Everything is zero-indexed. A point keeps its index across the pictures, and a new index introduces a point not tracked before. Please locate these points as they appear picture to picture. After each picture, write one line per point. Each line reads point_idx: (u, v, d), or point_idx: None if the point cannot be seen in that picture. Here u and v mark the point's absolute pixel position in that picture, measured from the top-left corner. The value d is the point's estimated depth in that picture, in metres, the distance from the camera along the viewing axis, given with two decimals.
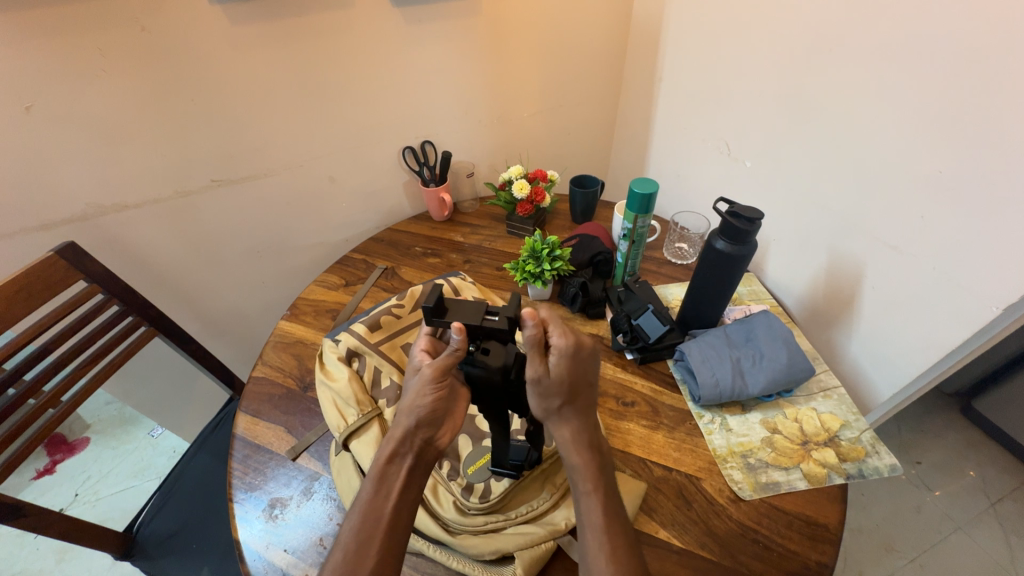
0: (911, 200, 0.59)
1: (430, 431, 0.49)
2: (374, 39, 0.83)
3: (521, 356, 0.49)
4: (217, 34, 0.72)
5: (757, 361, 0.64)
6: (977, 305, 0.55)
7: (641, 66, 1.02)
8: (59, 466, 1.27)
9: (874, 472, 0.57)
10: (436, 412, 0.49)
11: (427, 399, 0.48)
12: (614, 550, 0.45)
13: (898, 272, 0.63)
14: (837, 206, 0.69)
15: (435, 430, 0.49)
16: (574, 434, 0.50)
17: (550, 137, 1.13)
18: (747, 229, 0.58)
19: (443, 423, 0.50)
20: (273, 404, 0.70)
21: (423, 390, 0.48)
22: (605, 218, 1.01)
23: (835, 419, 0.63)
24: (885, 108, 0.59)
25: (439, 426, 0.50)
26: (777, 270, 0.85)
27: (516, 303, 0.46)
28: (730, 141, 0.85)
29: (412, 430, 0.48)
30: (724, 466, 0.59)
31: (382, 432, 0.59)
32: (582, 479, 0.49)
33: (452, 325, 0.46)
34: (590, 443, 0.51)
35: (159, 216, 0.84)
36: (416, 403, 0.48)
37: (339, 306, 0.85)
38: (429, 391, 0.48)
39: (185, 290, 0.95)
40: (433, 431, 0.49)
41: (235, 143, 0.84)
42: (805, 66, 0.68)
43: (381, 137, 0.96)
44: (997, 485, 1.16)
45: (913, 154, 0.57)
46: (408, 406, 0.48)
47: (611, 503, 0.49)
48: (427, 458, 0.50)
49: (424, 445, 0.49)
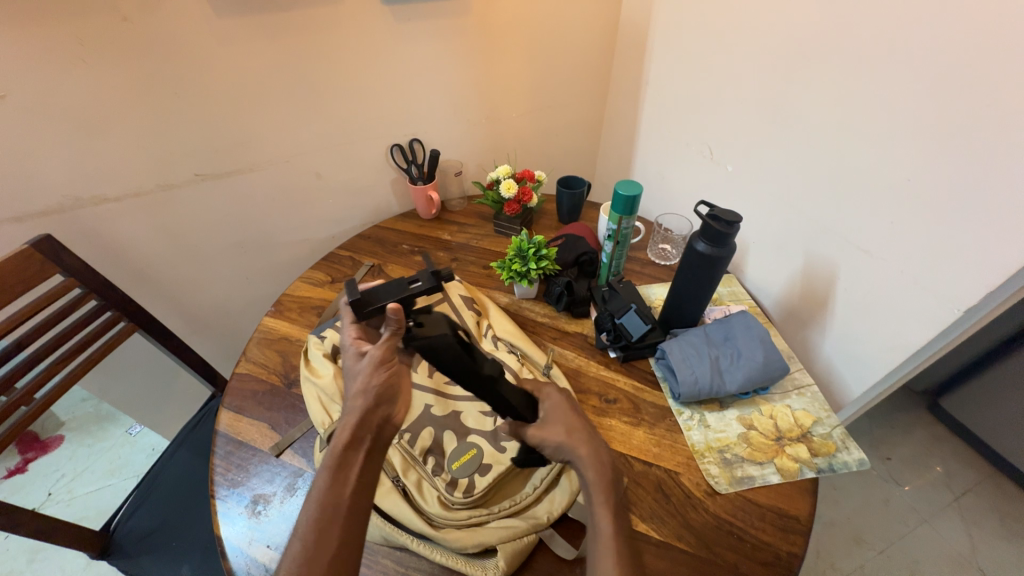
0: (881, 206, 0.62)
1: (387, 408, 0.50)
2: (363, 36, 0.83)
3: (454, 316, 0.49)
4: (202, 26, 0.72)
5: (735, 360, 0.66)
6: (939, 308, 0.58)
7: (627, 69, 1.03)
8: (32, 465, 1.24)
9: (844, 467, 0.60)
10: (387, 390, 0.50)
11: (376, 379, 0.50)
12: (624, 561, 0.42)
13: (869, 275, 0.66)
14: (814, 211, 0.71)
15: (391, 407, 0.50)
16: (592, 451, 0.48)
17: (538, 137, 1.14)
18: (726, 232, 0.60)
19: (397, 401, 0.50)
20: (256, 400, 0.70)
21: (365, 373, 0.50)
22: (590, 219, 1.03)
23: (808, 415, 0.66)
24: (858, 118, 0.62)
25: (394, 404, 0.50)
26: (755, 272, 0.87)
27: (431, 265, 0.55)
28: (712, 146, 0.87)
29: (367, 409, 0.48)
30: (701, 461, 0.61)
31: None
32: (597, 492, 0.46)
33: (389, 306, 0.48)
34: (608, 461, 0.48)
35: (140, 210, 0.83)
36: (366, 383, 0.50)
37: (325, 303, 0.85)
38: (381, 369, 0.50)
39: (166, 285, 0.94)
40: (389, 409, 0.50)
41: (220, 137, 0.83)
42: (783, 75, 0.70)
43: (369, 134, 0.96)
44: (960, 480, 1.22)
45: (883, 163, 0.60)
46: (360, 386, 0.49)
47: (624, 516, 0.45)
48: (386, 438, 0.49)
49: (382, 423, 0.49)
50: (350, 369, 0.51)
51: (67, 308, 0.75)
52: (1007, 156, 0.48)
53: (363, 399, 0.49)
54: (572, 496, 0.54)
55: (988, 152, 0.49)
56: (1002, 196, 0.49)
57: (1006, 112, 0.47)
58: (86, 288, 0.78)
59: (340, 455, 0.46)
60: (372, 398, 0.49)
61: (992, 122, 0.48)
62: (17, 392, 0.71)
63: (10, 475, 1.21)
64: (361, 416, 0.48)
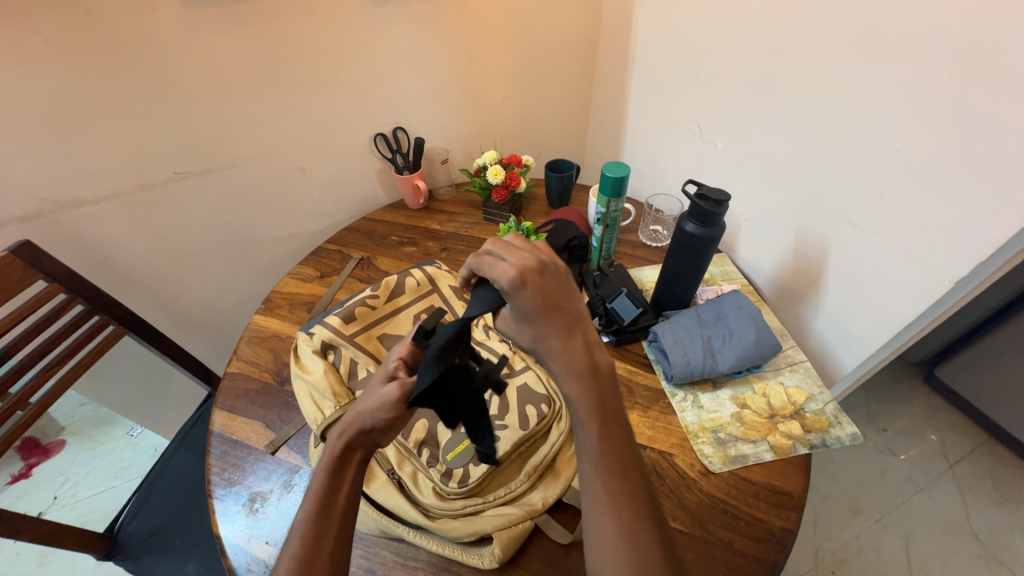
0: (872, 179, 0.61)
1: (385, 434, 0.47)
2: (338, 21, 0.80)
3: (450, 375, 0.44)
4: (170, 17, 0.69)
5: (727, 340, 0.66)
6: (932, 279, 0.57)
7: (613, 47, 1.01)
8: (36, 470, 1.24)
9: (836, 442, 0.60)
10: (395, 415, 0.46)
11: (384, 410, 0.46)
12: (615, 477, 0.42)
13: (859, 249, 0.65)
14: (805, 187, 0.70)
15: (390, 433, 0.48)
16: (566, 361, 0.44)
17: (525, 121, 1.12)
18: (714, 211, 0.59)
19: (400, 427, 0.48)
20: (250, 399, 0.70)
21: (378, 397, 0.47)
22: (581, 202, 1.02)
23: (800, 392, 0.66)
24: (847, 89, 0.60)
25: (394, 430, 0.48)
26: (747, 251, 0.86)
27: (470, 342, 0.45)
28: (700, 122, 0.85)
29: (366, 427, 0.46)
30: (695, 442, 0.61)
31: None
32: (578, 410, 0.44)
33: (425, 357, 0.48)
34: (586, 369, 0.44)
35: (122, 211, 0.82)
36: (373, 406, 0.46)
37: (314, 298, 0.84)
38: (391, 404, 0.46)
39: (155, 286, 0.93)
40: (388, 434, 0.47)
41: (198, 134, 0.81)
42: (771, 48, 0.68)
43: (351, 124, 0.94)
44: (955, 448, 1.24)
45: (873, 134, 0.59)
46: (369, 408, 0.46)
47: (611, 428, 0.44)
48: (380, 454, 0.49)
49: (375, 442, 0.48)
50: (373, 386, 0.49)
51: (54, 314, 0.74)
52: (1000, 123, 0.47)
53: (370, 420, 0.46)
54: (566, 482, 0.55)
55: (979, 119, 0.48)
56: (994, 165, 0.48)
57: (995, 77, 0.46)
58: (72, 294, 0.77)
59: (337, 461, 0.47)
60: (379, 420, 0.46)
61: (985, 87, 0.47)
62: (12, 397, 0.71)
63: (15, 481, 1.21)
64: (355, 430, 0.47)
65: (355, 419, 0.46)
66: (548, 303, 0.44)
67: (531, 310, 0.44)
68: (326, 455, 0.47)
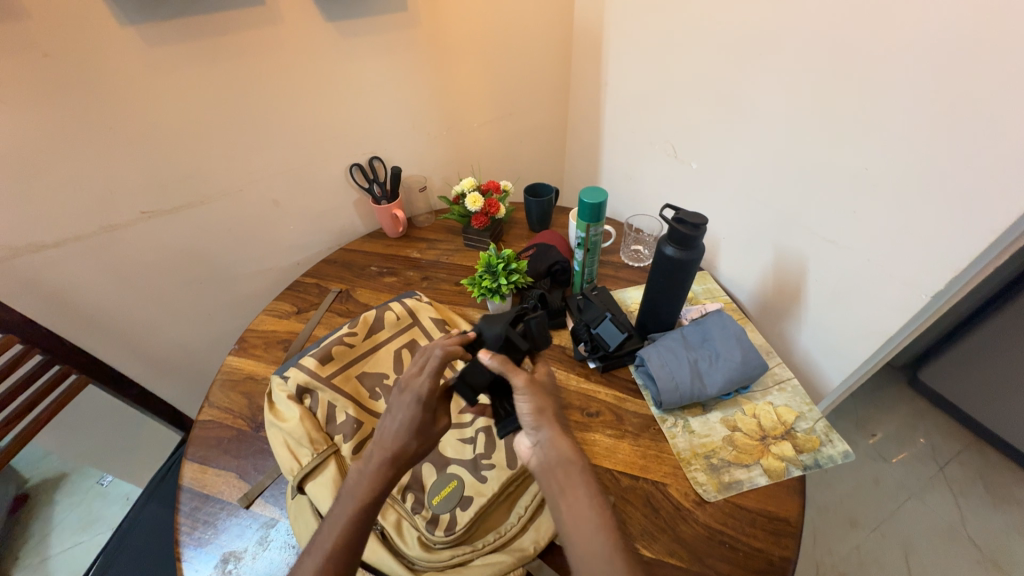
0: (845, 196, 0.62)
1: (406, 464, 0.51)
2: (309, 55, 0.80)
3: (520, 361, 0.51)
4: (132, 56, 0.67)
5: (714, 361, 0.65)
6: (910, 293, 0.58)
7: (585, 70, 1.02)
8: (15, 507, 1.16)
9: (829, 461, 0.59)
10: (427, 433, 0.51)
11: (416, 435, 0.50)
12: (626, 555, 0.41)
13: (836, 264, 0.66)
14: (777, 204, 0.72)
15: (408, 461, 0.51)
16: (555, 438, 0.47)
17: (502, 146, 1.12)
18: (692, 235, 0.59)
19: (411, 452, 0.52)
20: (222, 449, 0.66)
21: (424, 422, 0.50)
22: (561, 224, 1.02)
23: (790, 411, 0.65)
24: (817, 109, 0.62)
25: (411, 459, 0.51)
26: (727, 267, 0.87)
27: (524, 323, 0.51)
28: (675, 142, 0.86)
29: (404, 447, 0.49)
30: (689, 469, 0.60)
31: (339, 470, 0.56)
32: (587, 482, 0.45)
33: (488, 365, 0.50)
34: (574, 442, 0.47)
35: (85, 254, 0.78)
36: (414, 421, 0.50)
37: (291, 335, 0.82)
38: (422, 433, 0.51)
39: (123, 329, 0.89)
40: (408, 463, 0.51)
41: (165, 171, 0.79)
42: (740, 70, 0.70)
43: (326, 155, 0.93)
44: (943, 451, 1.25)
45: (842, 152, 0.60)
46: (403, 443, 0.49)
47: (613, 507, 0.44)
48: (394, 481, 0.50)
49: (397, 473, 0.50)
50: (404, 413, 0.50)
51: (11, 366, 0.72)
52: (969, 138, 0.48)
53: (410, 437, 0.49)
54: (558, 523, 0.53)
55: (939, 137, 0.50)
56: (965, 178, 0.49)
57: (949, 99, 0.48)
58: (28, 344, 0.75)
59: (368, 498, 0.46)
60: (417, 439, 0.50)
61: (944, 105, 0.49)
62: None
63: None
64: (392, 461, 0.48)
65: (394, 438, 0.49)
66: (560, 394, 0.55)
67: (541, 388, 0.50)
68: (353, 491, 0.47)
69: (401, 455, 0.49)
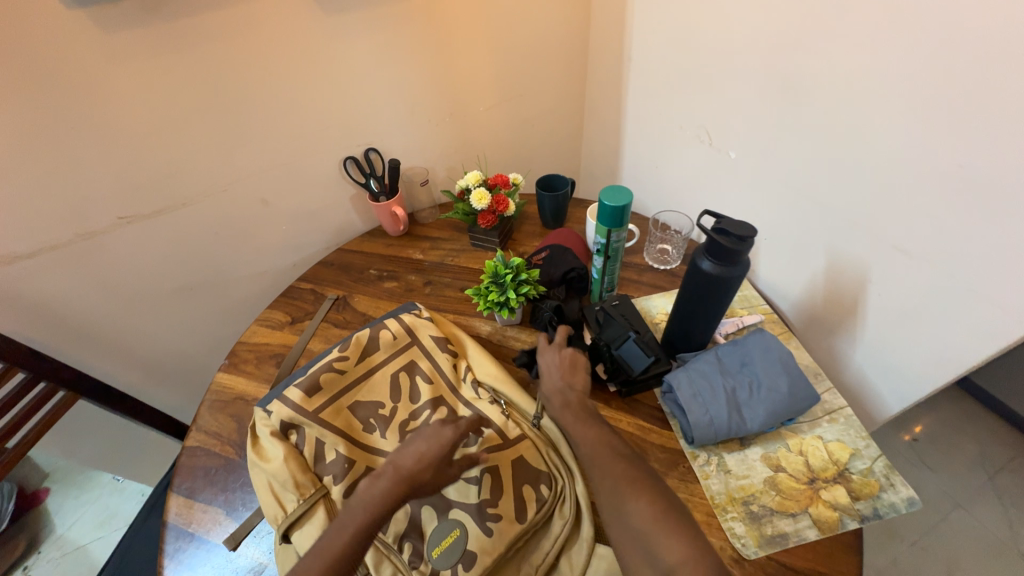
0: (926, 198, 0.51)
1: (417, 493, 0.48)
2: (289, 37, 0.71)
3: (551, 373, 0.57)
4: (88, 43, 0.59)
5: (755, 391, 0.57)
6: (1005, 318, 0.48)
7: (606, 43, 0.90)
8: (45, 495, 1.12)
9: (891, 511, 0.51)
10: (441, 470, 0.50)
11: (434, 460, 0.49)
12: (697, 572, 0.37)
13: (908, 277, 0.55)
14: (836, 204, 0.61)
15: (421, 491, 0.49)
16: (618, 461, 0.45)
17: (513, 131, 1.02)
18: (736, 249, 0.49)
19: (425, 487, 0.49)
20: (209, 479, 0.61)
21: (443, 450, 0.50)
22: (577, 220, 0.92)
23: (843, 448, 0.56)
24: (894, 88, 0.50)
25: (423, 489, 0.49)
26: (769, 272, 0.76)
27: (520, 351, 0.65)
28: (709, 127, 0.75)
29: (420, 472, 0.48)
30: (724, 518, 0.52)
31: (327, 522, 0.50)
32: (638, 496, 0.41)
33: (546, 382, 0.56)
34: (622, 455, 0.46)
35: (62, 264, 0.73)
36: (438, 449, 0.50)
37: (285, 349, 0.75)
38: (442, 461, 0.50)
39: (113, 338, 0.84)
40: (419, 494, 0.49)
41: (140, 171, 0.72)
42: (795, 42, 0.58)
43: (318, 147, 0.84)
44: (995, 458, 1.15)
45: (921, 145, 0.50)
46: (421, 465, 0.49)
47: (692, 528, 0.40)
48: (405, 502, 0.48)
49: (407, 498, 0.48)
50: (427, 435, 0.50)
51: None
52: None
53: (429, 465, 0.49)
54: None
55: None
56: None
57: None
58: (9, 364, 0.70)
59: (368, 519, 0.45)
60: (433, 471, 0.49)
61: None
62: None
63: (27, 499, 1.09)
64: (406, 483, 0.48)
65: (415, 460, 0.49)
66: (571, 381, 0.55)
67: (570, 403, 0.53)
68: (359, 506, 0.46)
69: (416, 479, 0.48)
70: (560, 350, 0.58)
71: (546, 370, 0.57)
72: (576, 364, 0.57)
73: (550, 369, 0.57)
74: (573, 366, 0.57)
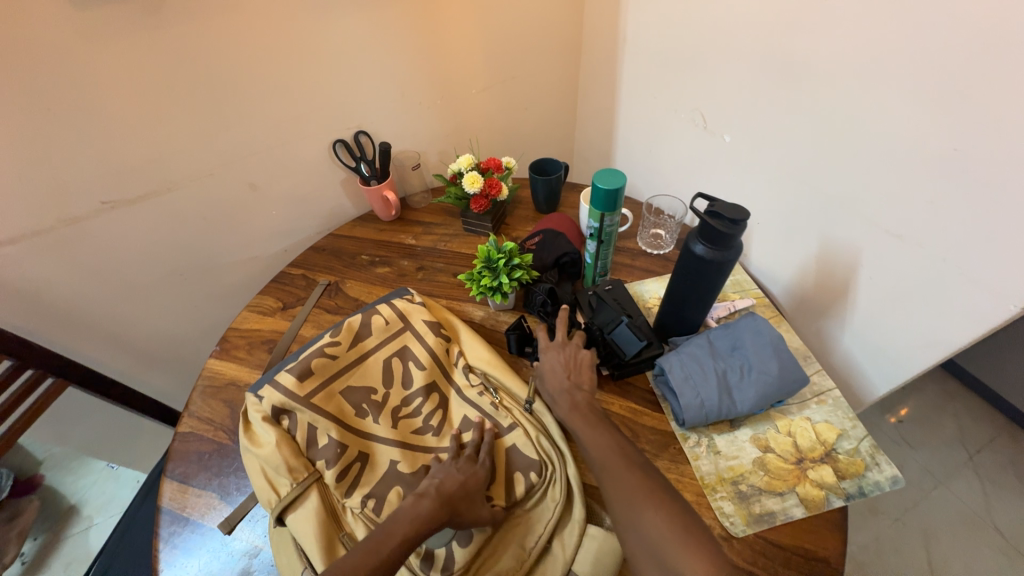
0: (919, 181, 0.51)
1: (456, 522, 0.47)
2: (273, 14, 0.69)
3: (556, 371, 0.57)
4: (57, 19, 0.57)
5: (745, 374, 0.57)
6: (991, 303, 0.48)
7: (600, 24, 0.88)
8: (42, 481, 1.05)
9: (875, 489, 0.52)
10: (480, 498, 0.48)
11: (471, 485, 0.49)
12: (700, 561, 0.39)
13: (898, 262, 0.56)
14: (828, 187, 0.61)
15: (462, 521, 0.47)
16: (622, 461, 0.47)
17: (505, 114, 1.00)
18: (729, 233, 0.49)
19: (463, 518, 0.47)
20: (203, 465, 0.61)
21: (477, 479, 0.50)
22: (571, 204, 0.91)
23: (830, 429, 0.57)
24: (889, 70, 0.50)
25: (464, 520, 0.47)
26: (761, 256, 0.77)
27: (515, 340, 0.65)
28: (704, 110, 0.74)
29: (460, 497, 0.48)
30: (714, 498, 0.53)
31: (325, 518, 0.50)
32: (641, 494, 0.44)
33: (551, 379, 0.57)
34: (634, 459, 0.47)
35: (44, 251, 0.71)
36: (477, 481, 0.50)
37: (276, 336, 0.75)
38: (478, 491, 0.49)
39: (101, 326, 0.83)
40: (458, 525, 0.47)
41: (122, 154, 0.70)
42: (791, 24, 0.57)
43: (305, 130, 0.82)
44: (975, 437, 1.18)
45: (911, 128, 0.49)
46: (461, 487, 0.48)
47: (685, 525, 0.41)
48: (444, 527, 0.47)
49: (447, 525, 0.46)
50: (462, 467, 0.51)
51: None
52: None
53: (469, 491, 0.48)
54: (564, 566, 0.47)
55: None
56: None
57: None
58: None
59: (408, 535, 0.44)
60: (471, 501, 0.48)
61: None
62: None
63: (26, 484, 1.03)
64: (447, 507, 0.46)
65: (457, 487, 0.48)
66: (576, 380, 0.56)
67: (582, 403, 0.53)
68: (402, 520, 0.45)
69: (456, 506, 0.47)
70: (563, 349, 0.59)
71: (549, 370, 0.58)
72: (580, 363, 0.57)
73: (555, 368, 0.57)
74: (578, 365, 0.57)
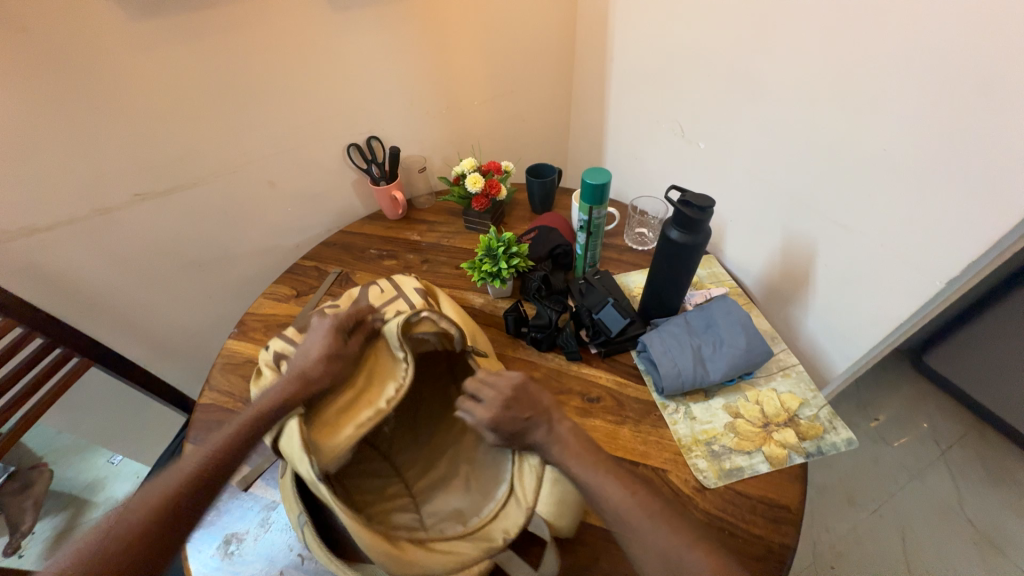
0: (861, 177, 0.59)
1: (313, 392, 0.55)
2: (300, 30, 0.77)
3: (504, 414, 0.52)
4: (112, 29, 0.65)
5: (717, 348, 0.64)
6: (922, 281, 0.56)
7: (590, 45, 0.98)
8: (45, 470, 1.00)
9: (832, 448, 0.59)
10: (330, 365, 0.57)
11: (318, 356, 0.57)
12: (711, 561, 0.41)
13: (847, 250, 0.64)
14: (786, 185, 0.69)
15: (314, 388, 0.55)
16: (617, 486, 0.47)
17: (504, 125, 1.09)
18: (697, 218, 0.57)
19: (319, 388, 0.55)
20: (223, 431, 0.66)
21: (319, 346, 0.58)
22: (563, 206, 0.99)
23: (794, 398, 0.64)
24: (832, 84, 0.59)
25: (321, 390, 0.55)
26: (735, 251, 0.85)
27: (511, 320, 0.73)
28: (682, 121, 0.83)
29: (313, 369, 0.56)
30: (689, 456, 0.59)
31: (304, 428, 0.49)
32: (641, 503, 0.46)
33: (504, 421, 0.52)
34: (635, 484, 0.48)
35: (79, 237, 0.77)
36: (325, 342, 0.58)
37: (290, 319, 0.81)
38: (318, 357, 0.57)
39: (122, 311, 0.88)
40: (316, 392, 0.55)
41: (156, 152, 0.77)
42: (753, 47, 0.66)
43: (323, 134, 0.90)
44: (946, 434, 1.25)
45: (851, 133, 0.58)
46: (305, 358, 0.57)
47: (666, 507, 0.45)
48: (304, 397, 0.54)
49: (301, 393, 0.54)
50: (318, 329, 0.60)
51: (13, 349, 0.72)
52: (1003, 113, 0.44)
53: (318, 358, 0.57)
54: (526, 512, 0.49)
55: (961, 112, 0.47)
56: (988, 149, 0.46)
57: (973, 77, 0.46)
58: (30, 328, 0.75)
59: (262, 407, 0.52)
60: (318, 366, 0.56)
61: (974, 80, 0.46)
62: None
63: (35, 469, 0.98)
64: (296, 379, 0.55)
65: (306, 359, 0.57)
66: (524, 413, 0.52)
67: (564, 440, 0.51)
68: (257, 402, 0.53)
69: (305, 375, 0.55)
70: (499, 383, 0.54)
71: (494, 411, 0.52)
72: (523, 393, 0.54)
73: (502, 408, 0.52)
74: (525, 395, 0.54)
